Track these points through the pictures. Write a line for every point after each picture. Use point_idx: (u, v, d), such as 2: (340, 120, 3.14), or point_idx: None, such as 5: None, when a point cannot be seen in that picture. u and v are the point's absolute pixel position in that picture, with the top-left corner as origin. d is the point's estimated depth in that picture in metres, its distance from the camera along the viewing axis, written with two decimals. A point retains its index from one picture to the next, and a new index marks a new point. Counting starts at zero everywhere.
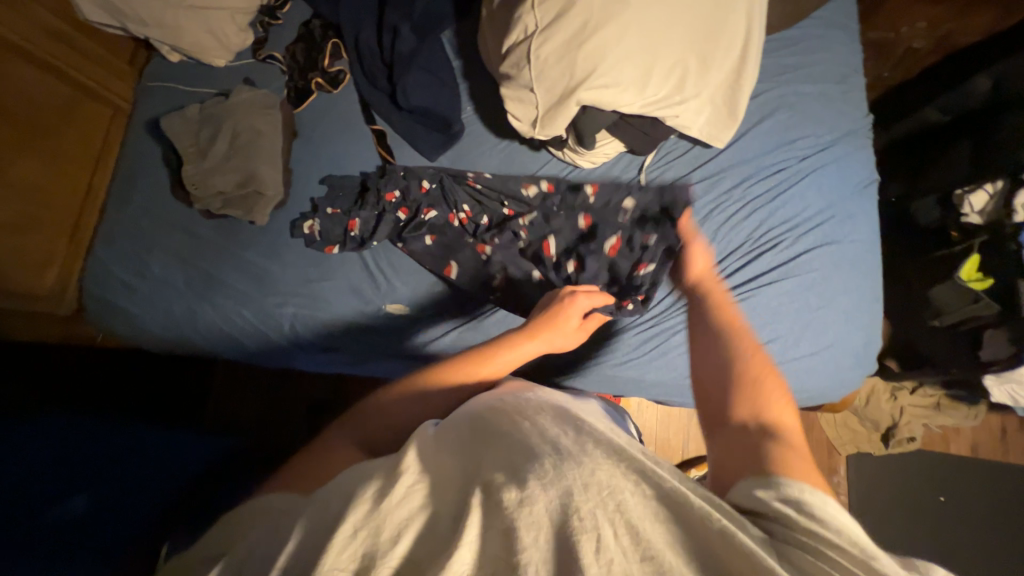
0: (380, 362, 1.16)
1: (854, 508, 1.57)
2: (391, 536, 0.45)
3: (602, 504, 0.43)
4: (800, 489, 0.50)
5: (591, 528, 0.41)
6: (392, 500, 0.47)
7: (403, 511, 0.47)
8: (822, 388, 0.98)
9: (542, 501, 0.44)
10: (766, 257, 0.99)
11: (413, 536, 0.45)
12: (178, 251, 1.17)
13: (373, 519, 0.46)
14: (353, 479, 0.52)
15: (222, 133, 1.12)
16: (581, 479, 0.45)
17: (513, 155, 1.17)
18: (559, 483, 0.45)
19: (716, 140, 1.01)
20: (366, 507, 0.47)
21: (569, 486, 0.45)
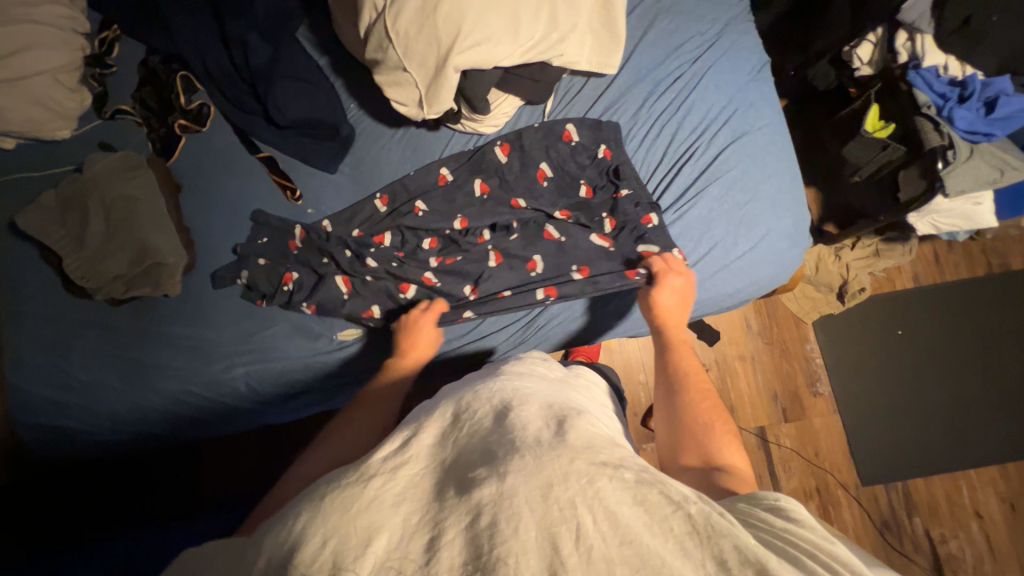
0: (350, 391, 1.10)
1: (833, 365, 1.70)
2: (362, 541, 0.43)
3: (581, 493, 0.44)
4: (777, 496, 0.51)
5: (571, 516, 0.42)
6: (364, 501, 0.47)
7: (368, 513, 0.45)
8: (770, 276, 1.00)
9: (521, 493, 0.44)
10: (687, 169, 0.99)
11: (387, 535, 0.44)
12: (97, 348, 1.07)
13: (341, 528, 0.44)
14: (331, 480, 0.52)
15: (93, 212, 1.00)
16: (560, 470, 0.46)
17: (414, 141, 1.09)
18: (539, 475, 0.46)
19: (607, 66, 0.98)
20: (330, 519, 0.45)
21: (549, 480, 0.45)
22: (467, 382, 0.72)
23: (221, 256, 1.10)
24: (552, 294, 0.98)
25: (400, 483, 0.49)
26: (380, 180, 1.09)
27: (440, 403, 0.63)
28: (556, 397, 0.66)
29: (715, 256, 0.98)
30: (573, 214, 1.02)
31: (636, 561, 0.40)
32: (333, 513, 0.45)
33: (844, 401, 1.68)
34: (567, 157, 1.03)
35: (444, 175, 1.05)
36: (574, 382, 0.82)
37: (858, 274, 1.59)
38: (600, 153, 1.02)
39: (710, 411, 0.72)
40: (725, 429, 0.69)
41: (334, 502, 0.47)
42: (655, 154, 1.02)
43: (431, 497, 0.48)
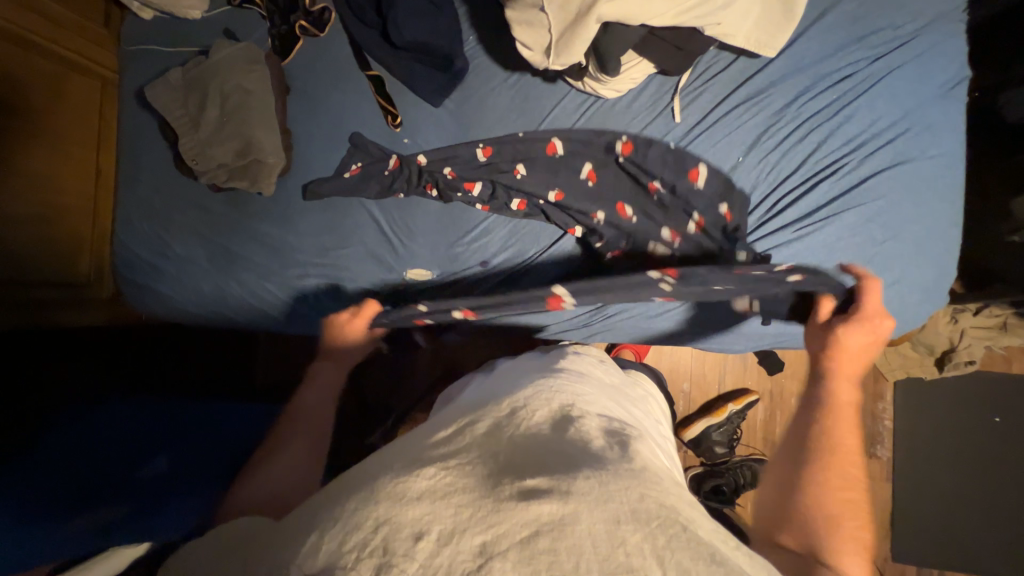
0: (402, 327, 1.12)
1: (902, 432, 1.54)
2: (411, 534, 0.43)
3: (652, 539, 0.42)
4: None
5: (639, 565, 0.39)
6: (414, 493, 0.47)
7: (421, 506, 0.45)
8: None
9: (585, 522, 0.43)
10: (824, 187, 0.87)
11: (437, 529, 0.43)
12: (194, 228, 1.15)
13: (391, 516, 0.44)
14: (382, 462, 0.55)
15: (211, 98, 1.03)
16: (629, 506, 0.45)
17: (526, 90, 1.02)
18: (607, 506, 0.44)
19: (765, 49, 0.85)
20: (380, 509, 0.45)
21: (617, 514, 0.44)
22: (519, 379, 0.75)
23: (315, 167, 1.12)
24: (671, 275, 0.87)
25: (453, 474, 0.50)
26: (482, 125, 1.04)
27: (494, 400, 0.68)
28: (608, 410, 0.69)
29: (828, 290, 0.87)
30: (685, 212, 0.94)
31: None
32: (386, 501, 0.46)
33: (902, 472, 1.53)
34: (685, 163, 0.93)
35: (555, 145, 1.00)
36: (631, 393, 0.82)
37: (971, 344, 1.31)
38: (721, 210, 0.91)
39: (845, 504, 0.60)
40: (857, 530, 0.58)
41: (387, 489, 0.48)
42: (790, 161, 0.89)
43: (483, 491, 0.47)
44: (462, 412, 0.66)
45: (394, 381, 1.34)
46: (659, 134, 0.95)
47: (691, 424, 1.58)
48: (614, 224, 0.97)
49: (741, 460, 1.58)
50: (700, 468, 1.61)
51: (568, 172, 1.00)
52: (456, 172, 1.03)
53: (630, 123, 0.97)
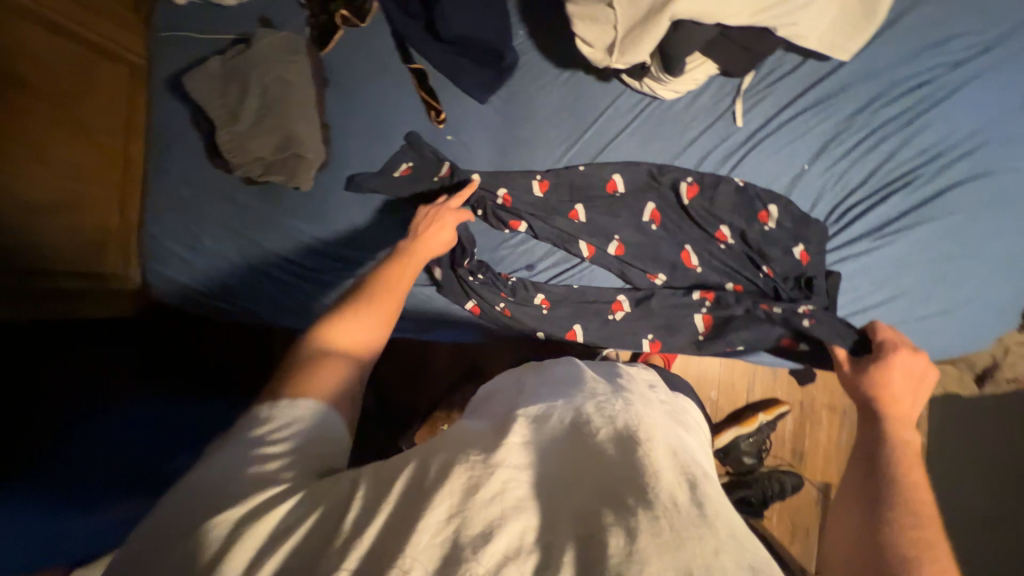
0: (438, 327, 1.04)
1: None
2: (478, 535, 0.41)
3: None
4: None
5: None
6: (484, 494, 0.44)
7: (491, 508, 0.43)
8: (952, 346, 0.84)
9: (654, 567, 0.37)
10: (896, 199, 0.83)
11: (505, 539, 0.41)
12: (226, 221, 1.12)
13: (464, 508, 0.43)
14: (447, 444, 0.51)
15: (251, 89, 1.00)
16: (704, 561, 0.38)
17: (578, 89, 0.98)
18: (679, 558, 0.38)
19: (839, 52, 0.81)
20: (448, 504, 0.43)
21: (688, 565, 0.38)
22: (584, 377, 0.67)
23: (353, 162, 1.08)
24: (709, 297, 0.91)
25: (524, 486, 0.45)
26: (530, 124, 1.00)
27: (566, 395, 0.60)
28: (682, 441, 0.58)
29: (894, 308, 0.83)
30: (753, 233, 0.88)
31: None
32: (454, 495, 0.44)
33: None
34: (748, 167, 0.89)
35: (616, 184, 0.94)
36: (692, 422, 0.70)
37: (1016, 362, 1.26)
38: (794, 252, 0.86)
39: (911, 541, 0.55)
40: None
41: (458, 478, 0.45)
42: (860, 171, 0.85)
43: (551, 511, 0.44)
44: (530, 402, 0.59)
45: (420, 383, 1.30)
46: (720, 140, 0.91)
47: (719, 433, 1.55)
48: (672, 232, 0.93)
49: (768, 471, 1.55)
50: (726, 478, 1.58)
51: (628, 177, 0.94)
52: (511, 198, 0.96)
53: (688, 126, 0.93)
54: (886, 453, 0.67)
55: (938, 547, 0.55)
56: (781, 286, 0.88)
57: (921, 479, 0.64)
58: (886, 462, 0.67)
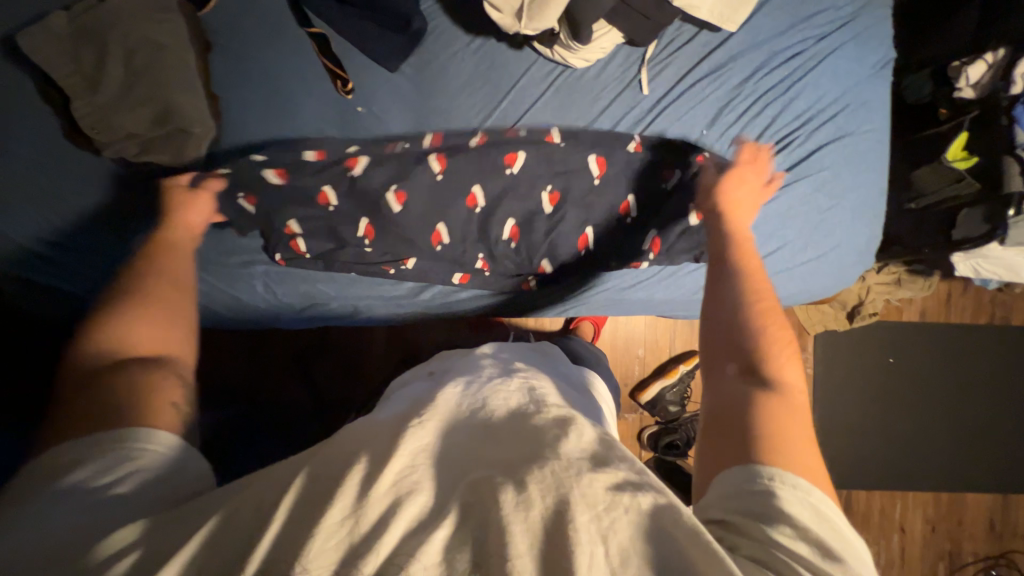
0: (347, 317, 1.04)
1: (820, 377, 1.73)
2: (373, 528, 0.44)
3: (598, 519, 0.44)
4: (775, 476, 0.48)
5: (585, 542, 0.42)
6: (380, 487, 0.47)
7: (384, 497, 0.46)
8: (824, 286, 0.98)
9: (539, 507, 0.45)
10: (779, 159, 0.93)
11: (400, 521, 0.44)
12: (98, 210, 0.97)
13: (357, 509, 0.45)
14: (339, 454, 0.52)
15: (112, 52, 0.85)
16: (580, 492, 0.46)
17: (492, 57, 0.96)
18: (558, 491, 0.46)
19: (727, 23, 0.88)
20: (340, 509, 0.44)
21: (567, 497, 0.45)
22: (478, 370, 0.72)
23: (252, 138, 0.98)
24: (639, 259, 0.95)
25: (420, 472, 0.50)
26: (445, 93, 0.97)
27: (454, 391, 0.64)
28: (569, 402, 0.68)
29: (781, 256, 0.94)
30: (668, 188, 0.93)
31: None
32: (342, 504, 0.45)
33: (820, 411, 1.74)
34: (656, 133, 0.95)
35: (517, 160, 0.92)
36: (587, 389, 0.82)
37: (875, 299, 1.52)
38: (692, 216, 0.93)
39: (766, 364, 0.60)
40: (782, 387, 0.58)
41: (348, 488, 0.46)
42: (751, 134, 0.94)
43: (443, 494, 0.48)
44: (427, 401, 0.61)
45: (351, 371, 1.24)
46: (631, 108, 0.95)
47: (646, 387, 1.68)
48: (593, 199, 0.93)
49: (690, 416, 1.71)
50: (655, 427, 1.72)
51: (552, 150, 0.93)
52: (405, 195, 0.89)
53: (599, 94, 0.95)
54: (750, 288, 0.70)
55: (793, 370, 0.61)
56: (671, 242, 0.94)
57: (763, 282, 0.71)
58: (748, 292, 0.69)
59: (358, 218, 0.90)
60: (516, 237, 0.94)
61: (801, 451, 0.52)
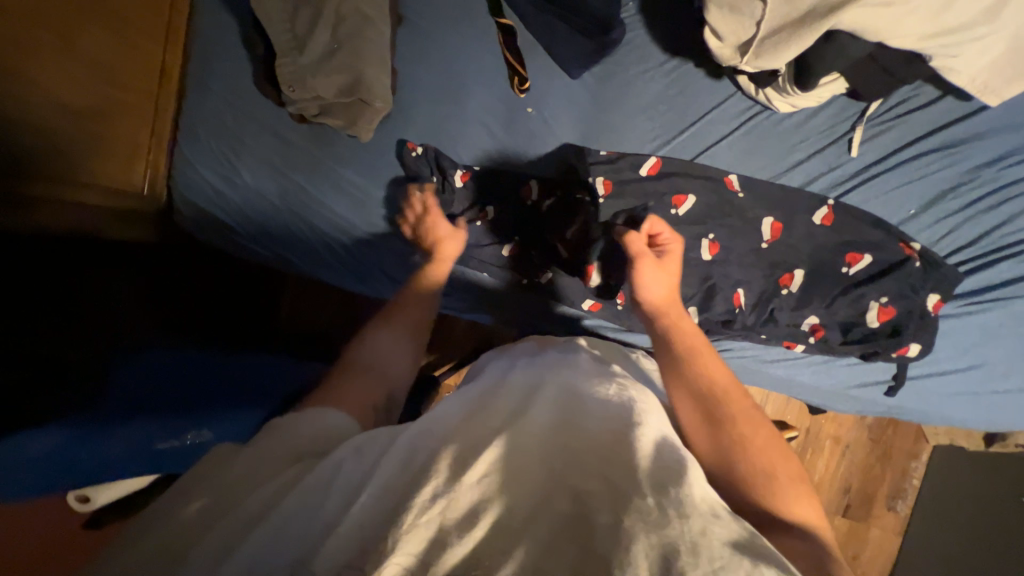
0: (462, 309, 1.03)
1: (926, 494, 1.52)
2: (459, 523, 0.37)
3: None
4: None
5: None
6: (470, 477, 0.39)
7: (468, 489, 0.39)
8: (1010, 422, 0.83)
9: (640, 543, 0.35)
10: (1003, 266, 0.79)
11: (482, 521, 0.37)
12: (268, 155, 1.02)
13: (449, 489, 0.38)
14: (428, 436, 0.45)
15: (323, 17, 0.88)
16: (690, 540, 0.35)
17: (684, 82, 0.89)
18: (665, 534, 0.36)
19: (989, 95, 0.74)
20: (431, 495, 0.38)
21: (676, 543, 0.35)
22: (560, 361, 0.61)
23: (419, 117, 0.99)
24: (817, 335, 0.81)
25: (500, 474, 0.40)
26: (621, 110, 0.91)
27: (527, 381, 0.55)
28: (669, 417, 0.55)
29: (970, 378, 0.80)
30: (856, 266, 0.80)
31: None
32: (438, 489, 0.38)
33: (915, 529, 1.53)
34: (853, 202, 0.83)
35: (686, 198, 0.85)
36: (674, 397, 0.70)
37: None
38: (872, 307, 0.79)
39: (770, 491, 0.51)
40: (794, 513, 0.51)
41: (419, 469, 0.41)
42: (974, 229, 0.80)
43: (524, 497, 0.39)
44: (500, 399, 0.52)
45: (441, 354, 1.26)
46: (830, 168, 0.84)
47: None
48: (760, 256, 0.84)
49: None
50: None
51: (725, 197, 0.85)
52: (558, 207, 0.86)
53: (796, 144, 0.85)
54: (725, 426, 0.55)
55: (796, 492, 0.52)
56: (837, 334, 0.81)
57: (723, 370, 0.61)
58: (730, 433, 0.55)
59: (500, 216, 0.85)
60: None
61: None
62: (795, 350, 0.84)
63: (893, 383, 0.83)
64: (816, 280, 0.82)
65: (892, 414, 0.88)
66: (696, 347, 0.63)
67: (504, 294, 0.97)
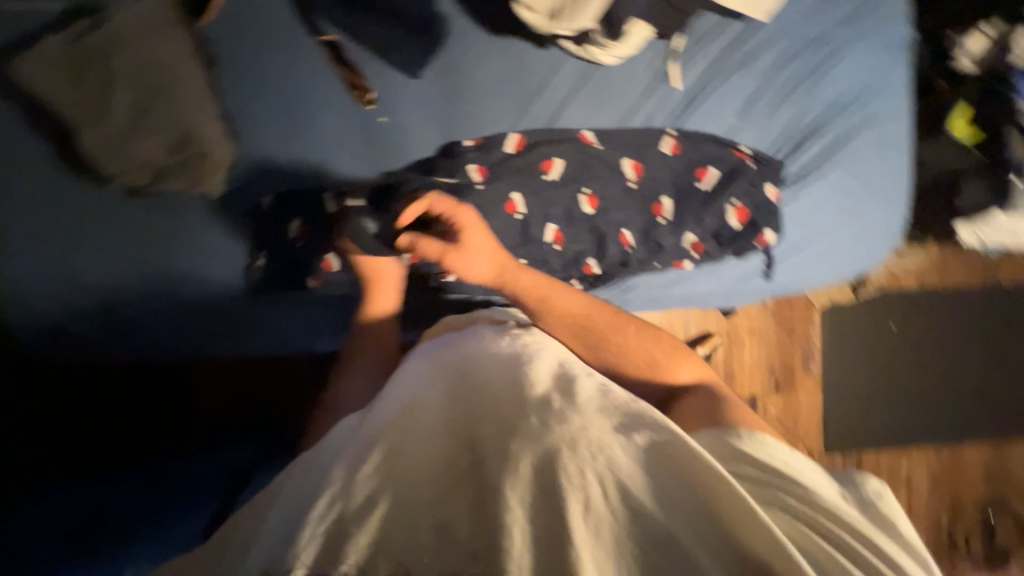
0: None
1: (829, 349, 1.78)
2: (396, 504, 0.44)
3: (590, 466, 0.45)
4: (759, 440, 0.57)
5: (579, 485, 0.43)
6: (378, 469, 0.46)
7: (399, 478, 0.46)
8: (856, 267, 1.02)
9: (525, 461, 0.45)
10: (811, 147, 0.95)
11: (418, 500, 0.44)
12: (110, 244, 0.89)
13: (380, 492, 0.44)
14: (355, 446, 0.50)
15: (121, 77, 0.78)
16: (568, 439, 0.46)
17: (518, 58, 0.93)
18: (545, 448, 0.46)
19: (755, 11, 0.88)
20: (362, 488, 0.45)
21: (556, 446, 0.46)
22: (460, 342, 0.66)
23: (270, 155, 0.91)
24: (698, 249, 0.93)
25: (418, 456, 0.48)
26: (471, 98, 0.94)
27: (431, 371, 0.60)
28: (563, 354, 0.64)
29: (816, 243, 0.97)
30: (709, 180, 0.92)
31: (635, 522, 0.43)
32: (366, 480, 0.45)
33: (830, 379, 1.78)
34: (690, 127, 0.94)
35: (553, 164, 0.91)
36: None
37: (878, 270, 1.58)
38: (730, 210, 0.91)
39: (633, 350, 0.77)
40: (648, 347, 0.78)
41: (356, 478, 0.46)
42: (783, 122, 0.95)
43: (436, 464, 0.48)
44: (403, 394, 0.57)
45: None
46: (663, 104, 0.94)
47: None
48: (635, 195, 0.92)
49: None
50: None
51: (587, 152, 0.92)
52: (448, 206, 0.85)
53: (630, 90, 0.94)
54: (607, 342, 0.76)
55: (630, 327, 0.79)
56: (712, 243, 0.93)
57: (570, 298, 0.79)
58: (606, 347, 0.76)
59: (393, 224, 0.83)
60: (560, 240, 0.91)
61: (683, 370, 0.75)
62: (686, 266, 0.95)
63: (766, 267, 0.96)
64: (682, 202, 0.92)
65: (776, 294, 1.02)
66: (536, 294, 0.78)
67: (419, 301, 0.97)
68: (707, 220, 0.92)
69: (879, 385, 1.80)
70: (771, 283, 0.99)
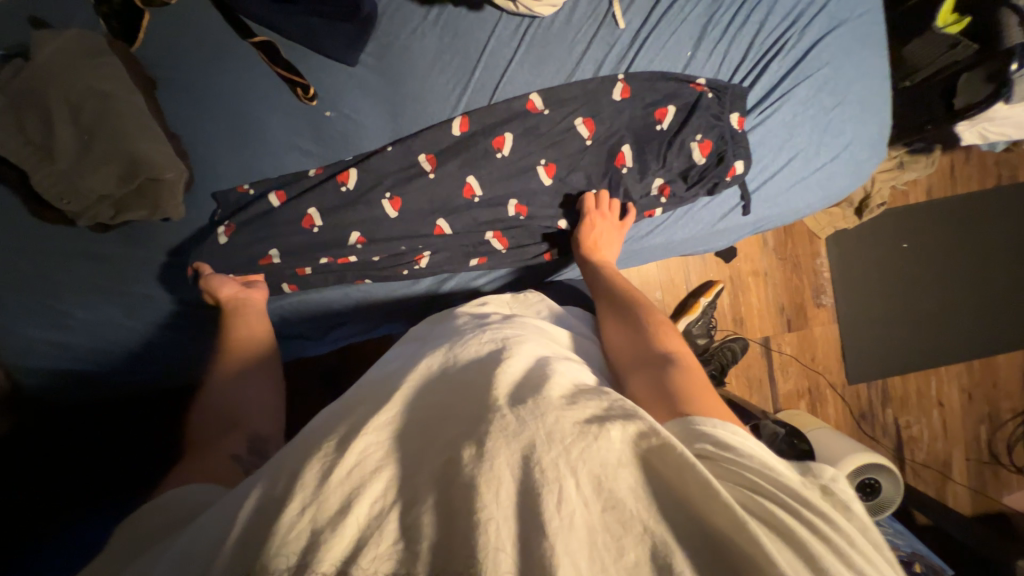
0: (364, 328, 1.00)
1: (840, 279, 1.71)
2: (338, 505, 0.36)
3: (567, 454, 0.38)
4: (715, 425, 0.45)
5: (554, 480, 0.37)
6: (340, 470, 0.38)
7: (345, 479, 0.38)
8: (842, 188, 0.96)
9: (503, 455, 0.38)
10: (774, 66, 0.89)
11: (368, 500, 0.37)
12: (82, 282, 0.88)
13: (320, 490, 0.37)
14: (314, 435, 0.44)
15: (55, 111, 0.76)
16: (545, 431, 0.40)
17: (453, 26, 0.90)
18: (522, 442, 0.39)
19: None
20: (314, 477, 0.38)
21: (533, 440, 0.39)
22: (445, 338, 0.61)
23: (224, 168, 0.90)
24: (667, 193, 0.89)
25: (384, 445, 0.41)
26: (413, 76, 0.91)
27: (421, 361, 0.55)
28: (543, 344, 0.59)
29: (794, 167, 0.92)
30: (670, 118, 0.88)
31: (620, 529, 0.35)
32: (322, 468, 0.38)
33: (844, 310, 1.71)
34: (642, 69, 0.89)
35: (505, 139, 0.88)
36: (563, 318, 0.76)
37: (880, 188, 1.49)
38: (694, 148, 0.88)
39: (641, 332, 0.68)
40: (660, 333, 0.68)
41: (306, 467, 0.39)
42: (740, 45, 0.89)
43: (409, 465, 0.40)
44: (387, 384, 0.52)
45: None
46: (610, 48, 0.89)
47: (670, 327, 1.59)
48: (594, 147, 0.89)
49: (720, 343, 1.61)
50: None
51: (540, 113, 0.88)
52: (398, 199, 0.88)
53: (573, 39, 0.89)
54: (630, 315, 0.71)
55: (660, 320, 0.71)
56: (680, 183, 0.90)
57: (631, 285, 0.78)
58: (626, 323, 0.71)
59: (347, 232, 0.87)
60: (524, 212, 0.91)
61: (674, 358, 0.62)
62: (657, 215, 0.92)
63: (743, 202, 0.92)
64: (644, 147, 0.89)
65: (758, 228, 0.98)
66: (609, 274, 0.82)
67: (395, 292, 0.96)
68: (672, 160, 0.88)
69: (896, 308, 1.73)
70: (750, 219, 0.95)
